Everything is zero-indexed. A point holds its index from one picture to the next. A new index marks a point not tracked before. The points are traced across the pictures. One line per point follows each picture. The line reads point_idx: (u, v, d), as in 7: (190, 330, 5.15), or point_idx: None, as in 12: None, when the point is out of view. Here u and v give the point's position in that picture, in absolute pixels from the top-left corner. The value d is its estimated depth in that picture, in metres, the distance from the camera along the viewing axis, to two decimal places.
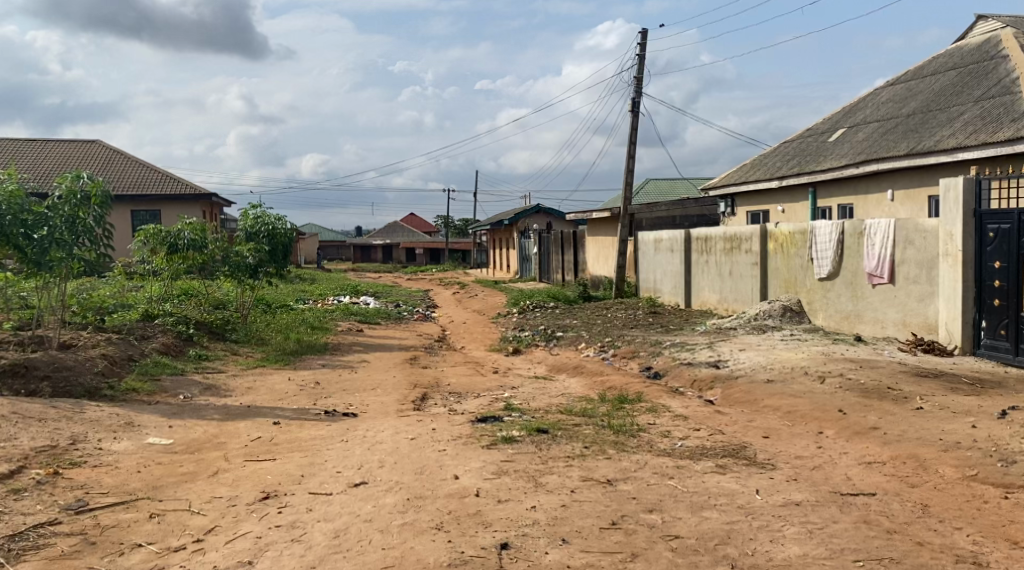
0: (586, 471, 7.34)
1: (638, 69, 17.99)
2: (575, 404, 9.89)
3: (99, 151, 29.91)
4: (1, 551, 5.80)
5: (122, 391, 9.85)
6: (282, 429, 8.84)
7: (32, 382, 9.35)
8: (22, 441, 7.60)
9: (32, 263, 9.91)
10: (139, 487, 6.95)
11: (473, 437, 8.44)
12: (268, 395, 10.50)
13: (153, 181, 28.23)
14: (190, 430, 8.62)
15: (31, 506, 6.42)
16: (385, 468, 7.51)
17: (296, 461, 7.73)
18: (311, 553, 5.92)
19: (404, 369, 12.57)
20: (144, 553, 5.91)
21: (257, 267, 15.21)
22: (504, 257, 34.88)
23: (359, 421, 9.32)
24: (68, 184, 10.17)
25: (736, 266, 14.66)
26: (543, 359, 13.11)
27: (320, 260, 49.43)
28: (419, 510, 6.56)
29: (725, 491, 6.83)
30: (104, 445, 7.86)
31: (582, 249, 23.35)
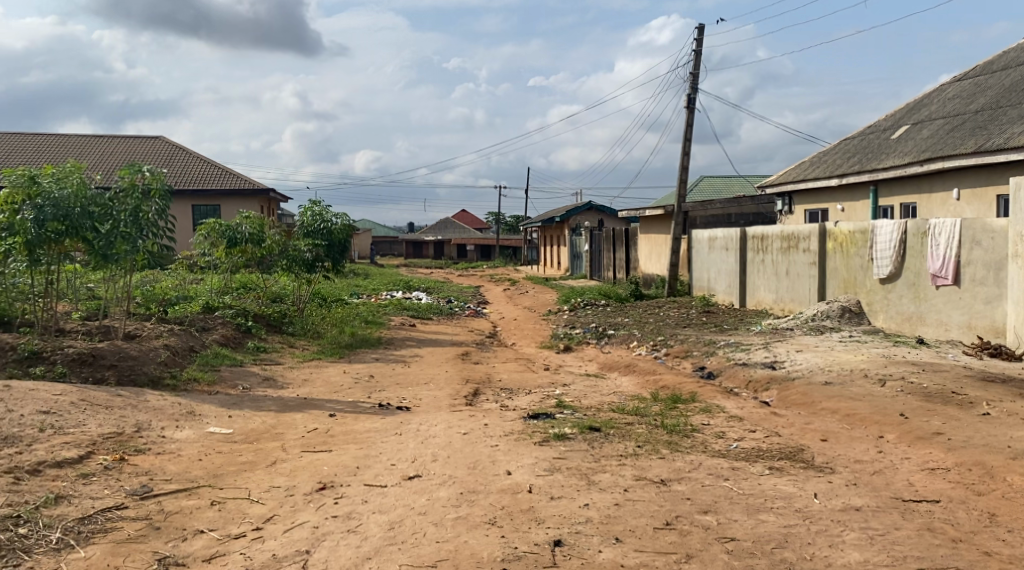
0: (639, 471, 7.29)
1: (694, 65, 17.76)
2: (627, 403, 9.83)
3: (161, 147, 30.42)
4: (72, 533, 5.94)
5: (183, 380, 10.04)
6: (338, 421, 8.95)
7: (99, 370, 9.60)
8: (90, 427, 7.80)
9: (99, 255, 10.16)
10: (201, 475, 7.08)
11: (525, 433, 8.45)
12: (324, 387, 10.65)
13: (214, 176, 28.73)
14: (249, 419, 8.77)
15: (99, 490, 6.58)
16: (439, 462, 7.56)
17: (351, 453, 7.81)
18: (367, 543, 5.98)
19: (456, 364, 12.64)
20: (206, 539, 6.01)
21: (314, 262, 15.20)
22: (555, 254, 34.74)
23: (412, 415, 9.37)
24: (130, 177, 10.43)
25: (793, 265, 14.42)
26: (594, 358, 13.04)
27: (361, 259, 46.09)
28: (472, 504, 6.59)
29: (782, 495, 6.73)
30: (166, 433, 8.03)
31: (634, 247, 23.17)
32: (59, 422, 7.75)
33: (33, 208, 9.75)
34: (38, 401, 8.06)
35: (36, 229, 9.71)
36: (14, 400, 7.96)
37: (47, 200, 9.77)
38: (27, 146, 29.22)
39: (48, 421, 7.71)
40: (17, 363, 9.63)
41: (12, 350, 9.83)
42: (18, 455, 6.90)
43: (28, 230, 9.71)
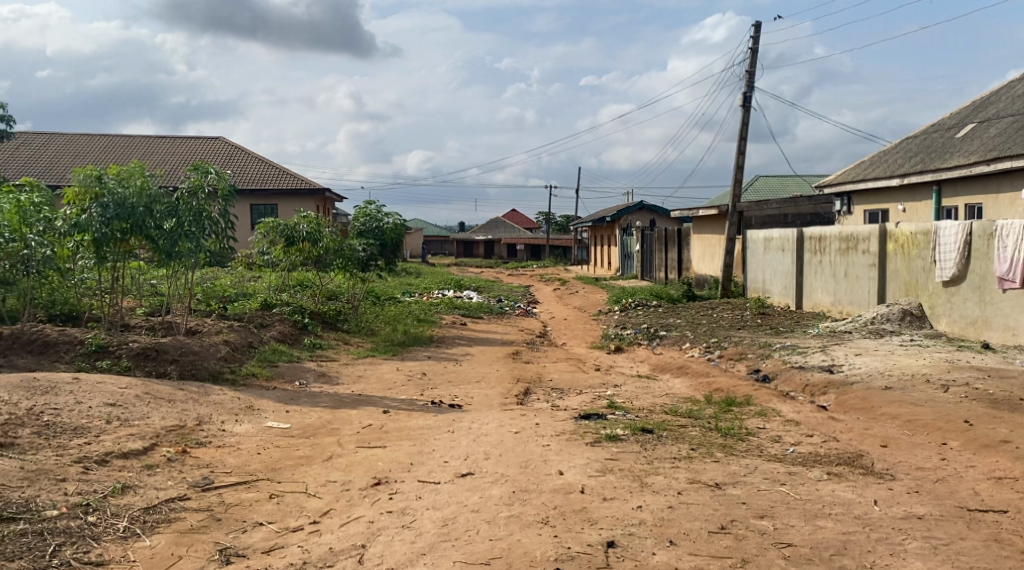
0: (693, 474, 7.23)
1: (750, 63, 17.53)
2: (681, 405, 9.76)
3: (221, 148, 30.94)
4: (137, 521, 6.07)
5: (242, 375, 10.20)
6: (391, 417, 9.02)
7: (162, 364, 9.80)
8: (153, 420, 7.97)
9: (162, 253, 10.41)
10: (260, 468, 7.19)
11: (576, 433, 8.42)
12: (377, 384, 10.74)
13: (272, 176, 29.14)
14: (305, 415, 8.88)
15: (163, 481, 6.72)
16: (491, 460, 7.57)
17: (405, 450, 7.87)
18: (421, 539, 6.01)
19: (508, 363, 12.65)
20: (265, 531, 6.10)
21: (368, 260, 15.39)
22: (606, 255, 34.56)
23: (464, 413, 9.39)
24: (194, 177, 10.64)
25: (852, 267, 14.17)
26: (646, 359, 12.96)
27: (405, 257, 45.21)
28: (525, 503, 6.59)
29: (840, 501, 6.61)
30: (226, 427, 8.16)
31: (686, 247, 22.96)
32: (125, 414, 7.93)
33: (99, 207, 10.04)
34: (105, 394, 8.27)
35: (102, 227, 10.01)
36: (83, 393, 8.18)
37: (112, 200, 10.05)
38: (93, 146, 29.96)
39: (114, 413, 7.89)
40: (85, 357, 9.89)
41: (80, 344, 10.09)
42: (86, 445, 7.08)
43: (94, 228, 10.01)
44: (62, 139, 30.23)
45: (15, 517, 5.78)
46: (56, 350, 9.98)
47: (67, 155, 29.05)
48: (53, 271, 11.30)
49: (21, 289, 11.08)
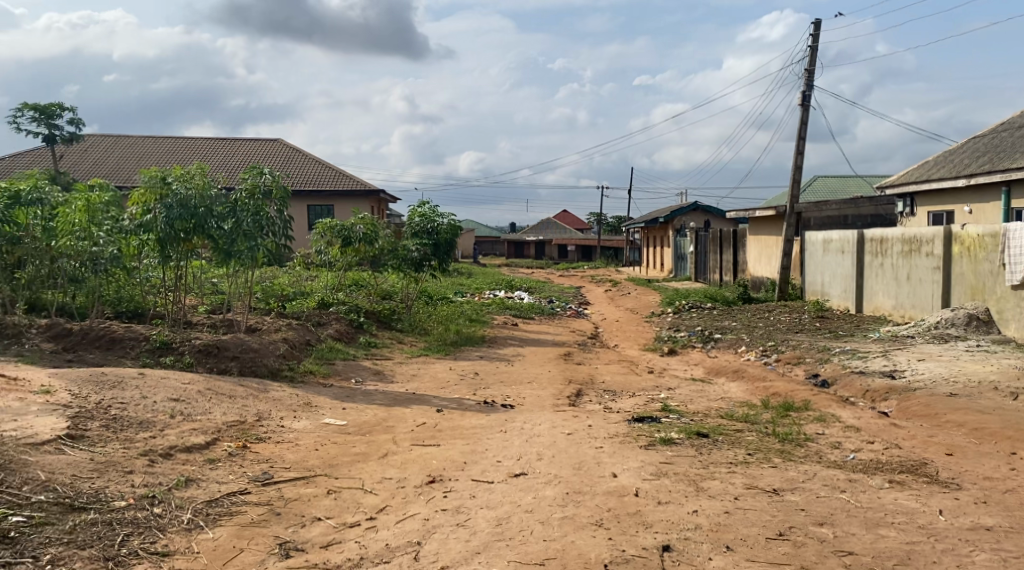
0: (750, 479, 7.12)
1: (810, 61, 17.23)
2: (737, 410, 9.62)
3: (280, 149, 31.39)
4: (201, 514, 6.16)
5: (300, 372, 10.32)
6: (445, 416, 9.04)
7: (223, 361, 9.97)
8: (215, 415, 8.09)
9: (222, 252, 10.58)
10: (317, 464, 7.25)
11: (630, 436, 8.35)
12: (430, 383, 10.77)
13: (328, 177, 29.48)
14: (361, 412, 8.94)
15: (224, 475, 6.82)
16: (544, 461, 7.54)
17: (459, 448, 7.88)
18: (476, 538, 6.01)
19: (560, 364, 12.62)
20: (323, 527, 6.15)
21: (421, 261, 15.48)
22: (658, 256, 34.29)
23: (517, 413, 9.38)
24: (251, 180, 10.75)
25: (915, 270, 13.85)
26: (701, 362, 12.82)
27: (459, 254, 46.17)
28: (579, 504, 6.55)
29: (904, 510, 6.46)
30: (285, 423, 8.26)
31: (742, 248, 22.66)
32: (188, 409, 8.07)
33: (163, 207, 10.31)
34: (169, 389, 8.43)
35: (165, 227, 10.28)
36: (148, 388, 8.34)
37: (175, 200, 10.29)
38: (157, 148, 30.60)
39: (178, 408, 8.04)
40: (150, 353, 10.11)
41: (145, 340, 10.29)
42: (152, 439, 7.21)
43: (159, 227, 10.28)
44: (127, 141, 30.93)
45: (85, 506, 5.89)
46: (122, 346, 10.22)
47: (132, 157, 29.71)
48: (119, 269, 11.62)
49: (88, 286, 11.74)
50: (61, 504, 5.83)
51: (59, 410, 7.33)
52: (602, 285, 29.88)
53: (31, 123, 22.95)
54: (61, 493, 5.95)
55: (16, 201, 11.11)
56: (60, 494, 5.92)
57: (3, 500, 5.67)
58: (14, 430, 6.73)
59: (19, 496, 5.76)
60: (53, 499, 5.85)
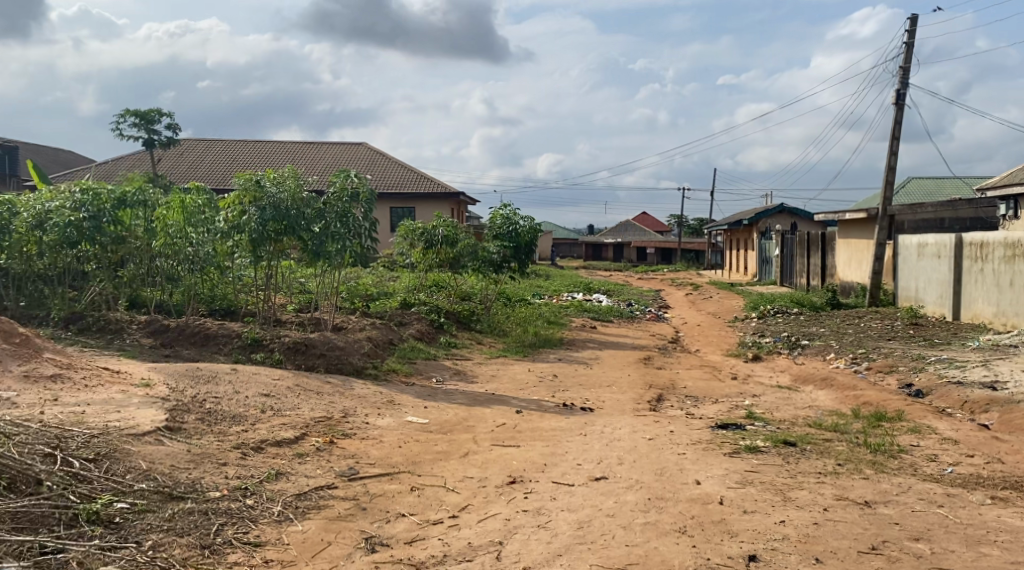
0: (840, 490, 6.88)
1: (905, 58, 16.67)
2: (825, 418, 9.34)
3: (364, 153, 31.87)
4: (290, 506, 6.24)
5: (383, 371, 10.41)
6: (524, 417, 9.00)
7: (311, 358, 10.14)
8: (303, 411, 8.22)
9: (311, 252, 10.78)
10: (401, 461, 7.29)
11: (714, 443, 8.18)
12: (510, 384, 10.75)
13: (410, 180, 29.81)
14: (442, 411, 8.97)
15: (312, 469, 6.91)
16: (625, 465, 7.44)
17: (539, 450, 7.83)
18: (557, 540, 5.95)
19: (640, 368, 12.46)
20: (407, 523, 6.17)
21: (502, 263, 15.61)
22: (742, 259, 33.66)
23: (597, 417, 9.29)
24: (339, 182, 11.00)
25: (1018, 275, 13.26)
26: (787, 369, 12.49)
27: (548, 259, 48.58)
28: (662, 510, 6.43)
29: (1007, 528, 6.15)
30: (369, 420, 8.34)
31: (830, 252, 22.07)
32: (278, 404, 8.22)
33: (257, 208, 10.51)
34: (260, 385, 8.61)
35: (258, 228, 10.46)
36: (240, 383, 8.54)
37: (269, 202, 10.50)
38: (247, 152, 31.38)
39: (268, 403, 8.20)
40: (241, 349, 10.34)
41: (237, 337, 10.54)
42: (244, 433, 7.35)
43: (252, 228, 10.45)
44: (219, 145, 31.82)
45: (183, 496, 6.01)
46: (216, 342, 10.49)
47: (224, 161, 30.53)
48: (213, 268, 12.01)
49: (184, 284, 12.13)
50: (161, 492, 5.95)
51: (159, 403, 7.53)
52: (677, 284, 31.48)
53: (132, 128, 23.81)
54: (161, 482, 6.07)
55: (121, 203, 11.46)
56: (160, 483, 6.04)
57: (108, 487, 5.80)
58: (117, 420, 6.93)
59: (123, 483, 5.89)
60: (153, 487, 5.97)
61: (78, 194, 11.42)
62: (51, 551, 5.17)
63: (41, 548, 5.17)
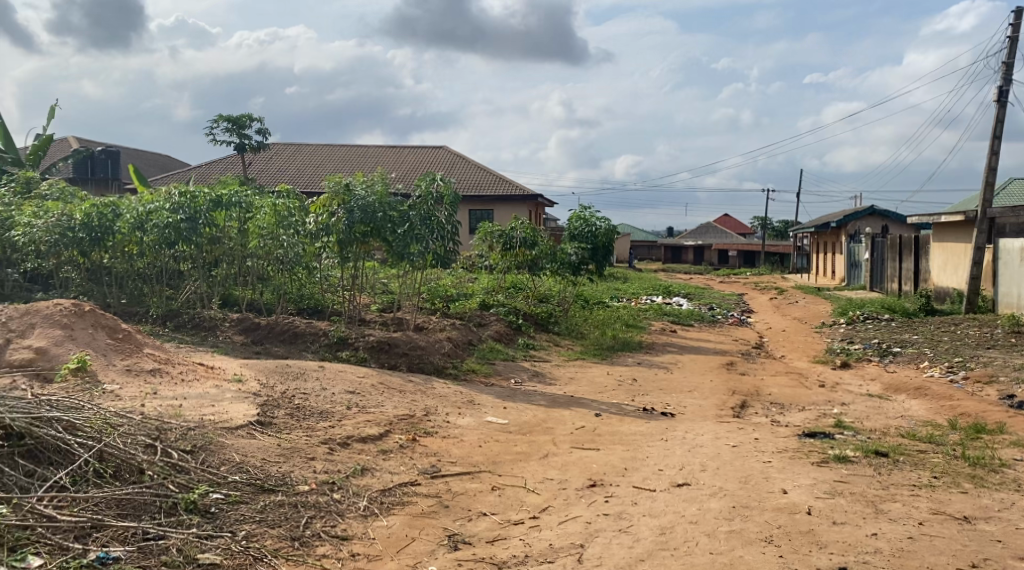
0: (936, 504, 6.60)
1: (1008, 55, 15.98)
2: (919, 429, 8.99)
3: (444, 156, 32.13)
4: (375, 502, 6.29)
5: (463, 371, 10.43)
6: (604, 421, 8.91)
7: (394, 357, 10.24)
8: (387, 408, 8.29)
9: (395, 254, 10.79)
10: (481, 461, 7.28)
11: (801, 452, 7.95)
12: (589, 387, 10.66)
13: (489, 183, 29.93)
14: (522, 412, 8.94)
15: (396, 466, 6.95)
16: (708, 472, 7.28)
17: (619, 454, 7.73)
18: (639, 545, 5.85)
19: (722, 374, 12.22)
20: (489, 522, 6.15)
21: (580, 264, 15.52)
22: (829, 263, 32.80)
23: (678, 422, 9.14)
24: (424, 185, 11.06)
25: None
26: (877, 377, 12.09)
27: (631, 261, 50.44)
28: (747, 519, 6.26)
29: None
30: (450, 419, 8.36)
31: (924, 257, 21.32)
32: (363, 401, 8.31)
33: (345, 210, 10.75)
34: (346, 382, 8.73)
35: (345, 229, 10.73)
36: (327, 380, 8.67)
37: (356, 204, 10.71)
38: (331, 156, 31.97)
39: (353, 400, 8.30)
40: (328, 348, 10.50)
41: (324, 335, 10.71)
42: (331, 428, 7.45)
43: (340, 229, 10.73)
44: (305, 149, 32.50)
45: (274, 488, 6.11)
46: (303, 340, 10.68)
47: (309, 165, 31.17)
48: (302, 268, 12.25)
49: (275, 284, 12.52)
50: (253, 484, 6.07)
51: (250, 398, 7.70)
52: (755, 285, 33.80)
53: (225, 132, 24.49)
54: (253, 475, 6.19)
55: (217, 204, 11.81)
56: (252, 476, 6.16)
57: (204, 478, 5.93)
58: (212, 413, 7.11)
59: (218, 475, 6.02)
60: (246, 479, 6.09)
61: (177, 196, 11.83)
62: (153, 538, 5.30)
63: (144, 534, 5.31)
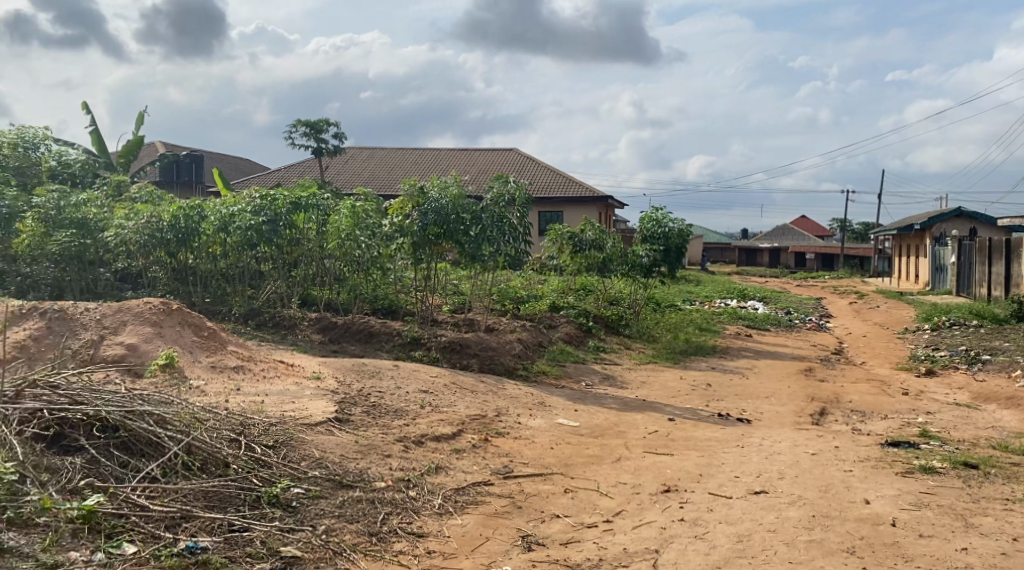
0: None
1: None
2: (1011, 441, 8.63)
3: (514, 158, 32.14)
4: (450, 500, 6.31)
5: (534, 373, 10.40)
6: (678, 425, 8.78)
7: (465, 358, 10.27)
8: (459, 408, 8.32)
9: (467, 256, 10.81)
10: (554, 463, 7.24)
11: (885, 461, 7.70)
12: (662, 391, 10.52)
13: (558, 184, 29.86)
14: (593, 415, 8.88)
15: (469, 466, 6.97)
16: (786, 480, 7.11)
17: (694, 460, 7.60)
18: (716, 552, 5.74)
19: (800, 380, 11.94)
20: (562, 524, 6.11)
21: (651, 267, 15.25)
22: (912, 267, 31.84)
23: (755, 429, 8.95)
24: (497, 189, 11.08)
25: None
26: (965, 386, 11.65)
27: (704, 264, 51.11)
28: (827, 529, 6.09)
29: None
30: (522, 420, 8.34)
31: (1015, 261, 20.50)
32: (436, 401, 8.35)
33: (419, 212, 10.85)
34: (419, 381, 8.79)
35: (420, 231, 10.82)
36: (402, 379, 8.74)
37: (430, 206, 10.78)
38: (405, 160, 32.31)
39: (427, 399, 8.35)
40: (401, 347, 10.60)
41: (397, 335, 10.80)
42: (405, 426, 7.51)
43: (414, 231, 10.84)
44: (379, 152, 32.92)
45: (352, 484, 6.18)
46: (377, 340, 10.80)
47: (383, 169, 31.58)
48: (377, 268, 12.36)
49: (351, 285, 12.65)
50: (332, 480, 6.14)
51: (328, 395, 7.81)
52: (834, 285, 35.66)
53: (302, 136, 24.96)
54: (331, 470, 6.26)
55: (296, 206, 12.07)
56: (331, 471, 6.24)
57: (286, 473, 6.02)
58: (293, 410, 7.22)
59: (299, 469, 6.11)
60: (325, 475, 6.16)
61: (259, 199, 12.14)
62: (238, 529, 5.40)
63: (229, 526, 5.41)
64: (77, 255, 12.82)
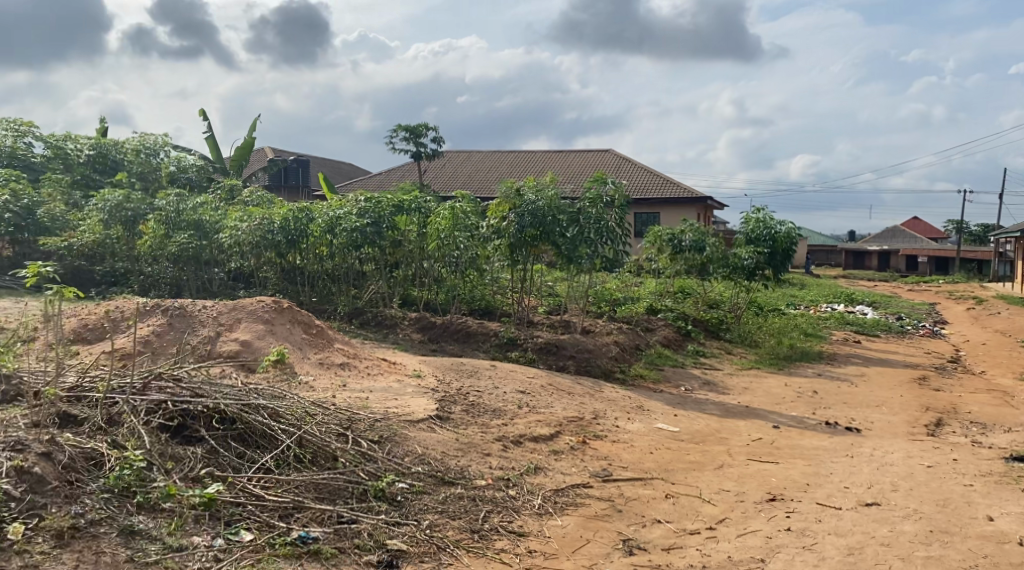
0: None
1: None
2: None
3: (611, 159, 31.86)
4: (549, 501, 6.22)
5: (632, 375, 10.22)
6: (782, 433, 8.48)
7: (562, 359, 10.18)
8: (556, 409, 8.23)
9: (564, 257, 10.67)
10: (654, 467, 7.08)
11: (1009, 476, 7.25)
12: (766, 397, 10.19)
13: (656, 185, 29.48)
14: (694, 420, 8.65)
15: (567, 467, 6.87)
16: (900, 493, 6.76)
17: (800, 469, 7.31)
18: (825, 564, 5.49)
19: (913, 389, 11.39)
20: (663, 529, 5.95)
21: (755, 270, 14.69)
22: None
23: (865, 438, 8.57)
24: (594, 189, 10.91)
25: None
26: None
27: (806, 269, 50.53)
28: (947, 545, 5.76)
29: None
30: (620, 423, 8.20)
31: None
32: (533, 402, 8.28)
33: (516, 215, 10.86)
34: (517, 382, 8.74)
35: (517, 233, 10.81)
36: (500, 379, 8.71)
37: (527, 208, 10.76)
38: (503, 162, 32.43)
39: (524, 399, 8.29)
40: (499, 347, 10.57)
41: (495, 335, 10.79)
42: (504, 426, 7.46)
43: (511, 233, 10.85)
44: (478, 155, 33.14)
45: (454, 481, 6.16)
46: (476, 339, 10.80)
47: (481, 171, 31.78)
48: (475, 269, 12.39)
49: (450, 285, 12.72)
50: (435, 476, 6.14)
51: (429, 393, 7.83)
52: (947, 289, 34.65)
53: (403, 141, 25.31)
54: (434, 467, 6.26)
55: (398, 209, 12.28)
56: (434, 468, 6.23)
57: (391, 468, 6.04)
58: (396, 406, 7.27)
59: (402, 465, 6.11)
60: (428, 471, 6.16)
61: (364, 202, 12.43)
62: (347, 521, 5.44)
63: (338, 518, 5.46)
64: (194, 255, 13.30)
